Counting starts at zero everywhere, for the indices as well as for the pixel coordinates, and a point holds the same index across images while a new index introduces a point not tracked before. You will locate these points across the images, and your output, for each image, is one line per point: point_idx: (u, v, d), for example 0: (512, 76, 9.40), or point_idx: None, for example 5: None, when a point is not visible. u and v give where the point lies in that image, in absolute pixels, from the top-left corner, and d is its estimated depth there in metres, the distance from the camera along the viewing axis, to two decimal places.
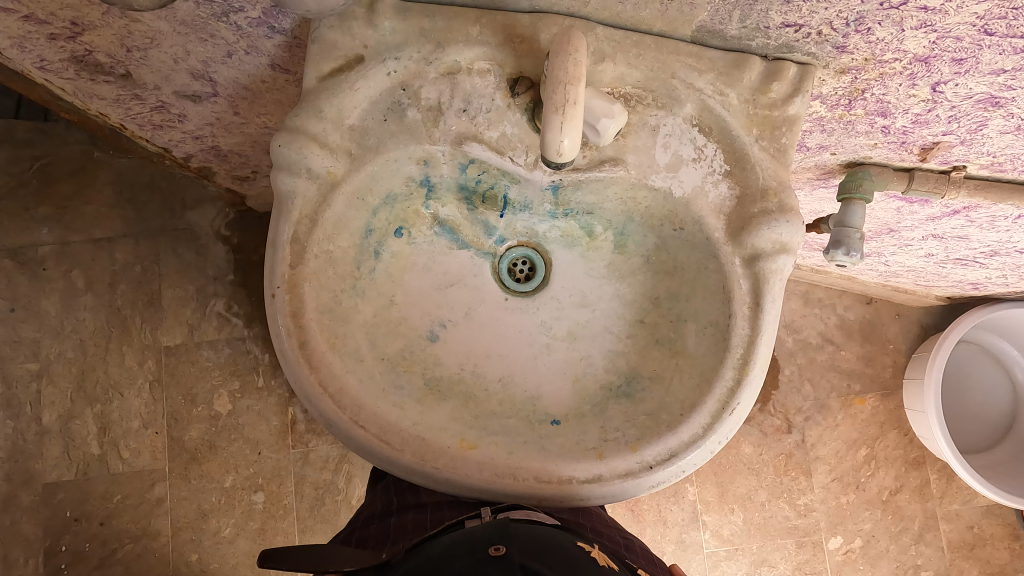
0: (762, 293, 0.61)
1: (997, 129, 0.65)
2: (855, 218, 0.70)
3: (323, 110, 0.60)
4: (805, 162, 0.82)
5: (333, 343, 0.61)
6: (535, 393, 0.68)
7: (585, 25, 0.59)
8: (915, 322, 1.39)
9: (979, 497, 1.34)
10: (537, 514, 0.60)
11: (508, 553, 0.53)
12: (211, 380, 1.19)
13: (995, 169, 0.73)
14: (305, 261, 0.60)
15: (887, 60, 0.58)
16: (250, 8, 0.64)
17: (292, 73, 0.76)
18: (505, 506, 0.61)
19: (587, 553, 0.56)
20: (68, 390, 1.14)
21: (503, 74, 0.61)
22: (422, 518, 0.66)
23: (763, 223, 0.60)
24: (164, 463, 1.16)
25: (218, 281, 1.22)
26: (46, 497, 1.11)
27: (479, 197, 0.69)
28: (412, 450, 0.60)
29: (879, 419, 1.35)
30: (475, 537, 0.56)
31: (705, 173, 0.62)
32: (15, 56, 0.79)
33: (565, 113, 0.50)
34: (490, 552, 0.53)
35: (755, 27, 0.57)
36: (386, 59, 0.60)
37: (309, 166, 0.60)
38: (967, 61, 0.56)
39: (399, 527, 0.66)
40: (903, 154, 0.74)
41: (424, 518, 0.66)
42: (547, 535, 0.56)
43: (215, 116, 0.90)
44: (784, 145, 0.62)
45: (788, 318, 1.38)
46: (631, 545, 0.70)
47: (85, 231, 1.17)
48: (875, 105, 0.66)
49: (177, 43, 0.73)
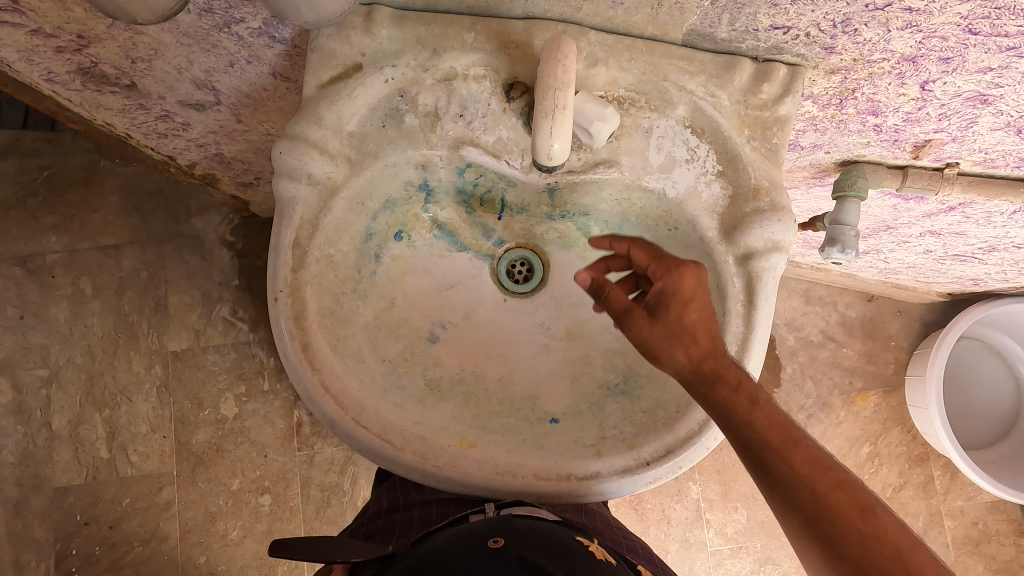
0: (755, 291, 0.62)
1: (988, 126, 0.66)
2: (850, 215, 0.71)
3: (323, 117, 0.61)
4: (799, 162, 0.83)
5: (335, 345, 0.62)
6: (534, 392, 0.69)
7: (578, 30, 0.60)
8: (916, 319, 1.40)
9: (983, 493, 1.34)
10: (540, 510, 0.63)
11: (507, 544, 0.55)
12: (218, 385, 1.21)
13: (988, 165, 0.73)
14: (307, 265, 0.61)
15: (875, 59, 0.59)
16: (250, 18, 0.65)
17: (293, 80, 0.77)
18: (507, 501, 0.63)
19: (585, 547, 0.57)
20: (78, 395, 1.16)
21: (498, 79, 0.61)
22: (427, 514, 0.68)
23: (754, 222, 0.61)
24: (172, 467, 1.18)
25: (223, 286, 1.23)
26: (57, 501, 1.13)
27: (477, 201, 0.71)
28: (413, 448, 0.61)
29: (882, 416, 1.36)
30: (476, 530, 0.57)
31: (698, 174, 0.63)
32: (23, 69, 0.81)
33: (554, 118, 0.51)
34: (489, 544, 0.55)
35: (744, 30, 0.58)
36: (383, 66, 0.61)
37: (309, 172, 0.61)
38: (954, 60, 0.57)
39: (405, 522, 0.68)
40: (896, 152, 0.75)
41: (429, 513, 0.68)
42: (546, 529, 0.58)
43: (219, 123, 0.92)
44: (775, 145, 0.63)
45: (789, 316, 1.39)
46: (633, 546, 0.71)
47: (92, 239, 1.19)
48: (866, 104, 0.66)
49: (181, 53, 0.74)
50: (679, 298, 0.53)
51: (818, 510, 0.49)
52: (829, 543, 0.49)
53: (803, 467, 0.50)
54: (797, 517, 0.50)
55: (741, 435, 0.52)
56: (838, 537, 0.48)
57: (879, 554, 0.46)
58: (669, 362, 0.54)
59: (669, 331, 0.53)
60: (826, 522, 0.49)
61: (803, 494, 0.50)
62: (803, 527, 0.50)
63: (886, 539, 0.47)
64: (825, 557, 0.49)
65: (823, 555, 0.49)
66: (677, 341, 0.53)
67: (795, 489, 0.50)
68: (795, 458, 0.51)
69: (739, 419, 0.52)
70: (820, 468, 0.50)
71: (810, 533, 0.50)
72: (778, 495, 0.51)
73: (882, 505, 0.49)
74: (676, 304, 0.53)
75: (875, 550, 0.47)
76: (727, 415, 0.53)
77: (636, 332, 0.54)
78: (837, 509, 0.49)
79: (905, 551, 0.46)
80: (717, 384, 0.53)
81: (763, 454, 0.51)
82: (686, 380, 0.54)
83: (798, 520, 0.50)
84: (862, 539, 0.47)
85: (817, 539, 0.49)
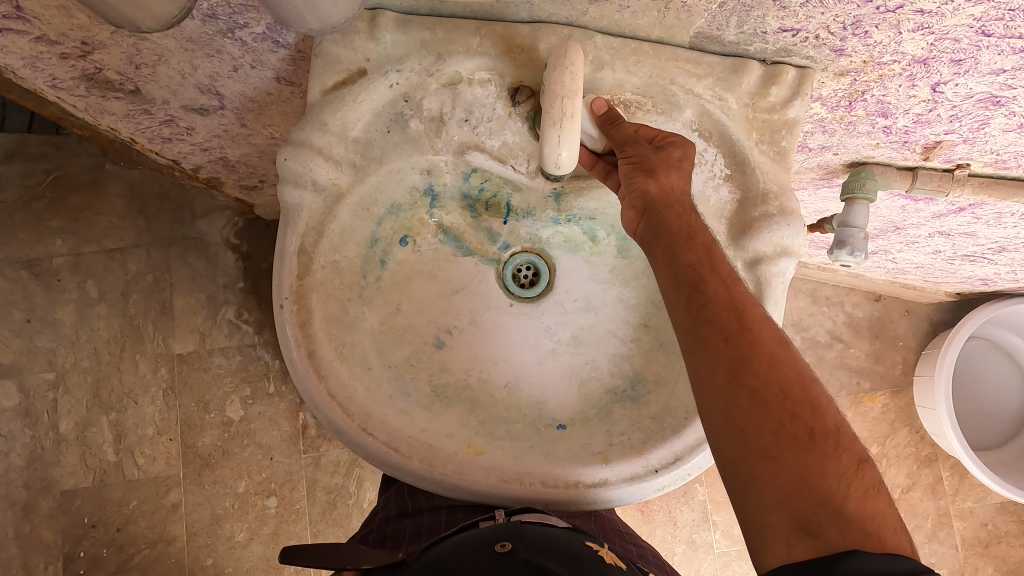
0: (764, 297, 0.61)
1: (1000, 127, 0.65)
2: (858, 217, 0.70)
3: (327, 123, 0.60)
4: (807, 163, 0.82)
5: (340, 352, 0.62)
6: (540, 398, 0.69)
7: (584, 34, 0.59)
8: (924, 319, 1.39)
9: (992, 494, 1.33)
10: (550, 518, 0.62)
11: (514, 548, 0.55)
12: (223, 387, 1.21)
13: (999, 166, 0.72)
14: (312, 272, 0.61)
15: (886, 62, 0.58)
16: (254, 24, 0.65)
17: (297, 84, 0.77)
18: (516, 508, 0.62)
19: (595, 552, 0.57)
20: (84, 398, 1.16)
21: (504, 84, 0.61)
22: (436, 521, 0.69)
23: (763, 227, 0.61)
24: (178, 469, 1.18)
25: (228, 288, 1.23)
26: (65, 504, 1.14)
27: (482, 205, 0.71)
28: (420, 456, 0.61)
29: (890, 417, 1.35)
30: (483, 535, 0.58)
31: (706, 177, 0.63)
32: (28, 76, 0.81)
33: (562, 127, 0.51)
34: (496, 549, 0.55)
35: (752, 32, 0.57)
36: (388, 71, 0.60)
37: (314, 178, 0.61)
38: (966, 61, 0.56)
39: (415, 529, 0.68)
40: (906, 154, 0.74)
41: (439, 520, 0.69)
42: (557, 536, 0.58)
43: (223, 127, 0.91)
44: (783, 148, 0.62)
45: (796, 316, 1.38)
46: (643, 553, 0.70)
47: (97, 242, 1.19)
48: (875, 105, 0.66)
49: (184, 59, 0.74)
50: (684, 149, 0.59)
51: (742, 328, 0.53)
52: (743, 360, 0.52)
53: (740, 294, 0.54)
54: (717, 336, 0.53)
55: (692, 257, 0.56)
56: (753, 355, 0.52)
57: (786, 374, 0.51)
58: (659, 177, 0.57)
59: (669, 160, 0.58)
60: (747, 341, 0.52)
61: (733, 316, 0.53)
62: (719, 347, 0.52)
63: (793, 365, 0.52)
64: (732, 379, 0.52)
65: (729, 378, 0.52)
66: (674, 169, 0.57)
67: (726, 310, 0.53)
68: (731, 286, 0.55)
69: (698, 242, 0.56)
70: (751, 300, 0.54)
71: (724, 354, 0.52)
72: (703, 315, 0.54)
73: (792, 343, 0.54)
74: (681, 152, 0.59)
75: (783, 370, 0.51)
76: (688, 236, 0.56)
77: (641, 149, 0.57)
78: (760, 332, 0.53)
79: (806, 379, 0.52)
80: (684, 211, 0.57)
81: (710, 275, 0.55)
82: (660, 204, 0.57)
83: (717, 339, 0.53)
84: (773, 358, 0.52)
85: (730, 357, 0.52)
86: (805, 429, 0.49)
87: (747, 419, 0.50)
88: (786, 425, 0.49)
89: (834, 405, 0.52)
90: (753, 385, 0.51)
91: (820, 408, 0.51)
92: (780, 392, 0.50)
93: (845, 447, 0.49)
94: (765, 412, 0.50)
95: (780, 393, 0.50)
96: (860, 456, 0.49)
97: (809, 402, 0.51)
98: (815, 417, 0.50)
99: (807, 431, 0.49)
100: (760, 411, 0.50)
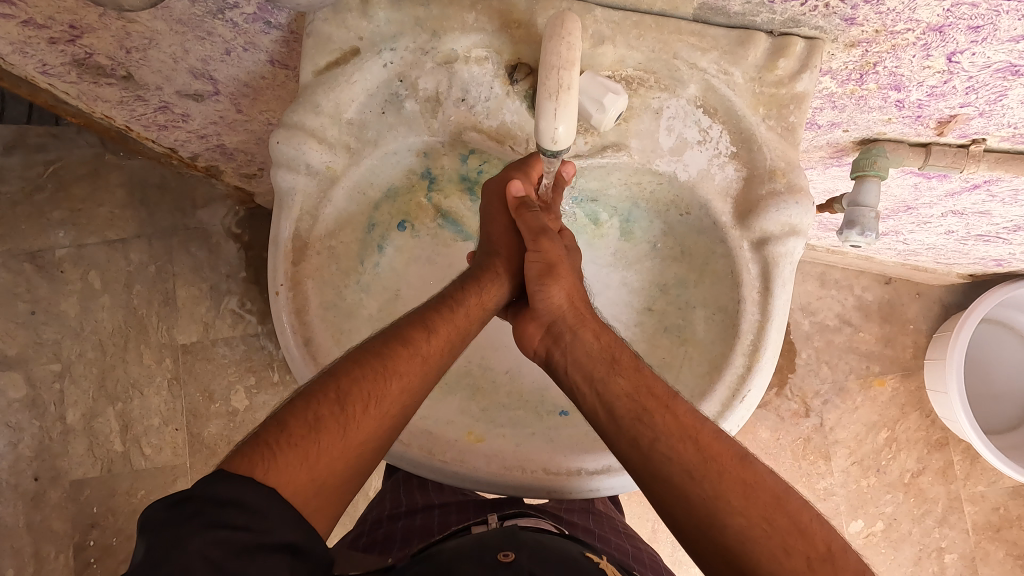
0: (771, 277, 0.61)
1: (1018, 99, 0.62)
2: (869, 196, 0.68)
3: (320, 104, 0.59)
4: (816, 141, 0.80)
5: (338, 339, 0.63)
6: (543, 384, 0.68)
7: (583, 7, 0.57)
8: (936, 301, 1.36)
9: (1004, 478, 1.31)
10: (543, 522, 0.63)
11: (518, 558, 0.53)
12: (228, 377, 1.21)
13: (1017, 140, 0.70)
14: (307, 258, 0.61)
15: (899, 30, 0.55)
16: (244, 4, 0.63)
17: (291, 68, 0.75)
18: (509, 512, 0.64)
19: (594, 563, 0.56)
20: (90, 389, 1.16)
21: (501, 61, 0.58)
22: (429, 522, 0.70)
23: (770, 206, 0.59)
24: (185, 459, 1.18)
25: (230, 278, 1.22)
26: (73, 493, 1.14)
27: (481, 188, 0.69)
28: (419, 443, 0.60)
29: (899, 401, 1.33)
30: (484, 545, 0.56)
31: (711, 156, 0.61)
32: (18, 62, 0.79)
33: (558, 100, 0.49)
34: (499, 558, 0.53)
35: (759, 2, 0.54)
36: (382, 50, 0.58)
37: (307, 162, 0.59)
38: (985, 28, 0.53)
39: (406, 531, 0.70)
40: (920, 129, 0.71)
41: (431, 522, 0.70)
42: (556, 546, 0.57)
43: (219, 114, 0.90)
44: (791, 124, 0.60)
45: (804, 300, 1.36)
46: (640, 556, 0.69)
47: (99, 233, 1.18)
48: (888, 78, 0.63)
49: (175, 42, 0.72)
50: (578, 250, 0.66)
51: (704, 458, 0.53)
52: (715, 494, 0.52)
53: (689, 417, 0.56)
54: (683, 473, 0.53)
55: (628, 386, 0.58)
56: (723, 487, 0.52)
57: (763, 499, 0.52)
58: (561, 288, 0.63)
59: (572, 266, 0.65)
60: (713, 471, 0.53)
61: (690, 444, 0.54)
62: (688, 486, 0.53)
63: (766, 486, 0.52)
64: (709, 517, 0.52)
65: (706, 519, 0.52)
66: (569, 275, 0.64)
67: (681, 440, 0.54)
68: (681, 414, 0.56)
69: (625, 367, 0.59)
70: (701, 422, 0.56)
71: (696, 495, 0.53)
72: (661, 450, 0.55)
73: (756, 460, 0.55)
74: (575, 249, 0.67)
75: (759, 495, 0.52)
76: (613, 359, 0.60)
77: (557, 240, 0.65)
78: (722, 459, 0.54)
79: (784, 497, 0.52)
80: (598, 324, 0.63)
81: (652, 403, 0.57)
82: (566, 321, 0.63)
83: (684, 479, 0.53)
84: (744, 486, 0.52)
85: (703, 493, 0.52)
86: (802, 558, 0.49)
87: (740, 557, 0.50)
88: (782, 560, 0.49)
89: (821, 520, 0.52)
90: (735, 522, 0.51)
91: (809, 529, 0.50)
92: (765, 520, 0.50)
93: (843, 569, 0.49)
94: (756, 547, 0.50)
95: (765, 525, 0.50)
96: (861, 572, 0.48)
97: (797, 526, 0.50)
98: (807, 541, 0.50)
99: (806, 560, 0.49)
100: (749, 545, 0.50)
